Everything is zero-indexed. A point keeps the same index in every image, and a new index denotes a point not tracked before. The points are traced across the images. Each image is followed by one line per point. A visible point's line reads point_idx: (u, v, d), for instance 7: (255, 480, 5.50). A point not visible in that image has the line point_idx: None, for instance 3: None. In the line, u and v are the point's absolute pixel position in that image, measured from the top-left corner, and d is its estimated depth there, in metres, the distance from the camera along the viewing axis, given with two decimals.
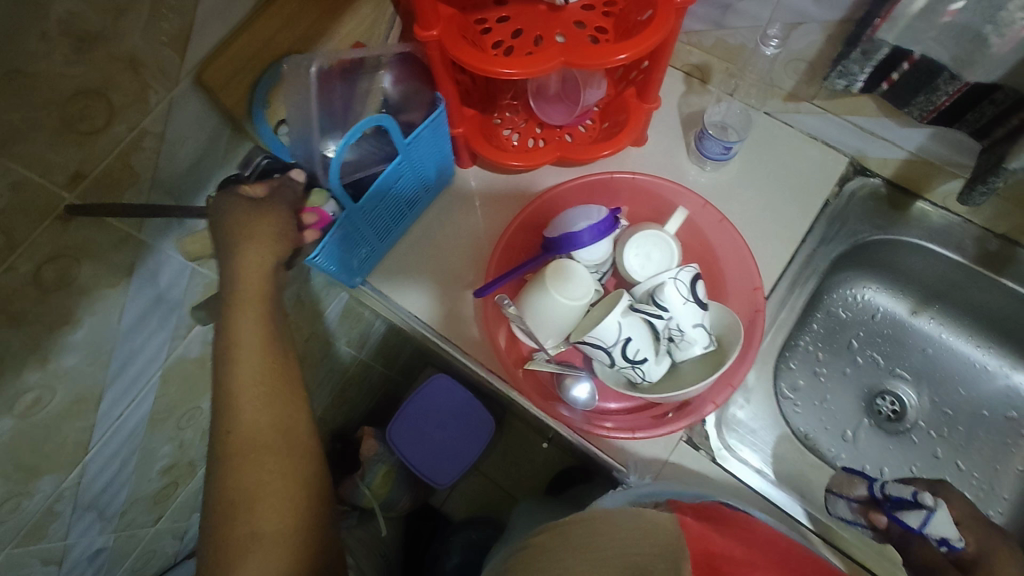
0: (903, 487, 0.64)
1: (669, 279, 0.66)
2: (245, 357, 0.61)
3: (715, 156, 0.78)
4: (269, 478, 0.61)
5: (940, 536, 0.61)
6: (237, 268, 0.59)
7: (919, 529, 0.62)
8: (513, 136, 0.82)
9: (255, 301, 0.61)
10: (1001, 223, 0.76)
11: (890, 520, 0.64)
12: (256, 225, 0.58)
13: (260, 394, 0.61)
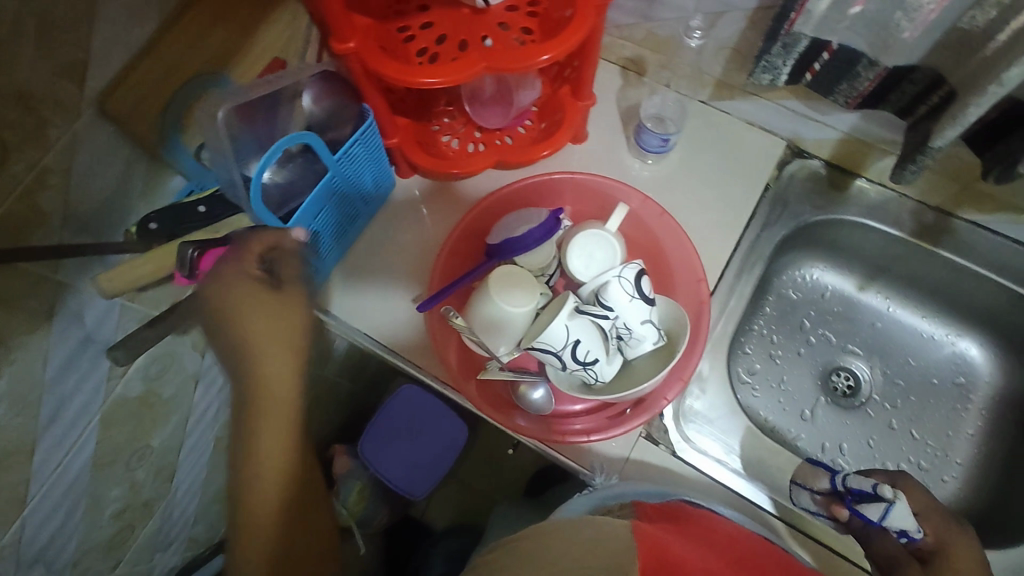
0: (863, 480, 0.65)
1: (613, 279, 0.65)
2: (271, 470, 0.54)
3: (654, 149, 0.79)
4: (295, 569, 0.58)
5: (900, 528, 0.62)
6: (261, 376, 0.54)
7: (879, 522, 0.63)
8: (453, 142, 0.80)
9: (284, 408, 0.55)
10: (935, 196, 0.78)
11: (852, 513, 0.65)
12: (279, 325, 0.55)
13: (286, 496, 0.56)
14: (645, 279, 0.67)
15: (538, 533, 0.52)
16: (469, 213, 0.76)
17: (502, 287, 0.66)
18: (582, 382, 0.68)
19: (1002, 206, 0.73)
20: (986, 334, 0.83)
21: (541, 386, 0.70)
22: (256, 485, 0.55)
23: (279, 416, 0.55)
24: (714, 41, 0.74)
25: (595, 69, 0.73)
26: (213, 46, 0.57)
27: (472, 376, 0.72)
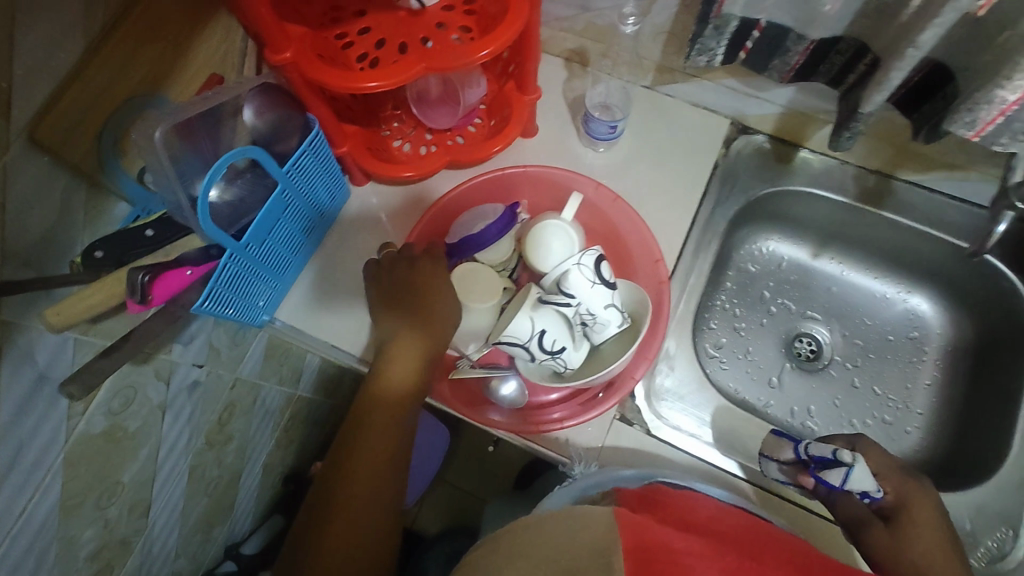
0: (823, 447, 0.67)
1: (572, 266, 0.66)
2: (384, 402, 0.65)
3: (603, 136, 0.80)
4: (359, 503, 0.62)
5: (861, 490, 0.64)
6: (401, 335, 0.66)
7: (842, 486, 0.65)
8: (405, 145, 0.81)
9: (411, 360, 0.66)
10: (873, 160, 0.81)
11: (817, 481, 0.66)
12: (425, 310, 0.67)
13: (384, 432, 0.65)
14: (604, 263, 0.67)
15: (524, 538, 0.51)
16: (428, 213, 0.77)
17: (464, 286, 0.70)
18: (554, 372, 0.69)
19: (938, 164, 0.77)
20: (934, 288, 0.87)
21: (512, 378, 0.70)
22: (368, 415, 0.65)
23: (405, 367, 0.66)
24: (653, 24, 0.75)
25: (539, 62, 0.74)
26: (142, 68, 0.57)
27: (443, 376, 0.72)
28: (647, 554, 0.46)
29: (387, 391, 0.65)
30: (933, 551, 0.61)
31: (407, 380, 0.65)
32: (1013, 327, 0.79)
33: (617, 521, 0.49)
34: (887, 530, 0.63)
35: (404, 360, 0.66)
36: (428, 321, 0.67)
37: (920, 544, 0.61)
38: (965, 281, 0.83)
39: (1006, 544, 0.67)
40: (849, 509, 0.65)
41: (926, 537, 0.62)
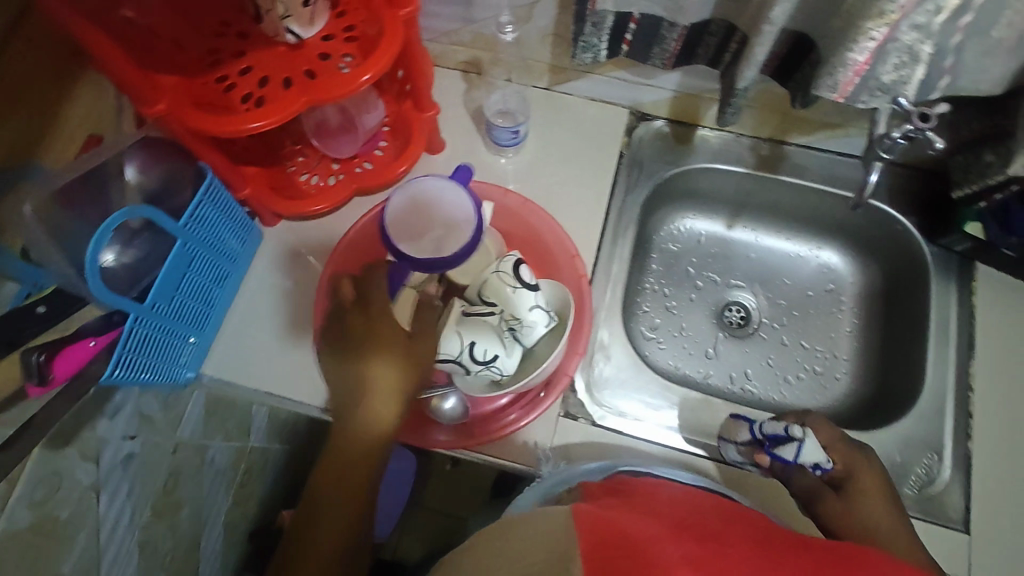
0: (775, 425, 0.69)
1: (492, 275, 0.68)
2: (364, 431, 0.64)
3: (507, 141, 0.82)
4: (340, 516, 0.64)
5: (814, 463, 0.68)
6: (379, 370, 0.63)
7: (795, 460, 0.68)
8: (312, 179, 0.79)
9: (389, 393, 0.63)
10: (765, 129, 0.85)
11: (772, 458, 0.69)
12: (394, 340, 0.64)
13: (364, 457, 0.64)
14: (525, 266, 0.69)
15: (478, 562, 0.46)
16: (342, 244, 0.77)
17: (420, 326, 0.66)
18: (492, 381, 0.69)
19: (819, 124, 0.82)
20: (839, 242, 0.92)
21: (452, 396, 0.71)
22: (345, 442, 0.64)
23: (382, 400, 0.63)
24: (538, 26, 0.77)
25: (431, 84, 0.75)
26: (6, 140, 0.52)
27: None
28: (605, 553, 0.41)
29: (369, 422, 0.64)
30: (876, 516, 0.66)
31: (390, 414, 0.64)
32: (910, 266, 0.84)
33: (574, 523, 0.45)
34: (839, 499, 0.68)
35: (382, 391, 0.63)
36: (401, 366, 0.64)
37: (866, 510, 0.66)
38: (864, 230, 0.88)
39: (933, 469, 0.72)
40: (803, 481, 0.68)
41: (869, 503, 0.67)
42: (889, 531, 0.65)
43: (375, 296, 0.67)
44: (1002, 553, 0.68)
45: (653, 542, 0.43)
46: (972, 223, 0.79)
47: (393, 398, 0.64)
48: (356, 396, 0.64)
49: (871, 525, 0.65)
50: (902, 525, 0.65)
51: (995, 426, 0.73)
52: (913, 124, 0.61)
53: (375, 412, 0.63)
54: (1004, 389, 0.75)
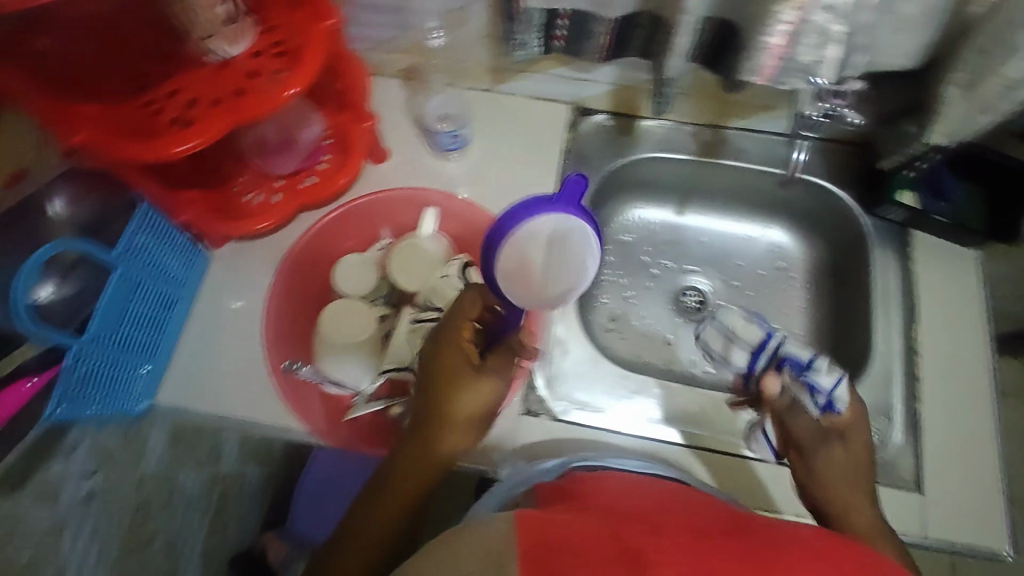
0: (803, 351, 0.68)
1: (439, 279, 0.69)
2: (426, 452, 0.59)
3: (449, 146, 0.84)
4: (380, 526, 0.59)
5: (831, 398, 0.66)
6: (451, 396, 0.59)
7: (818, 390, 0.66)
8: (257, 198, 0.78)
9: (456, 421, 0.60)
10: (705, 115, 0.87)
11: (786, 380, 0.68)
12: (471, 371, 0.59)
13: (420, 476, 0.59)
14: (473, 269, 0.69)
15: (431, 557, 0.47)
16: (291, 250, 0.74)
17: (495, 363, 0.60)
18: None
19: (756, 106, 0.85)
20: (785, 220, 0.94)
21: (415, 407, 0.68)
22: (403, 458, 0.60)
23: (451, 426, 0.59)
24: (472, 27, 0.77)
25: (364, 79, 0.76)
26: None
27: (339, 419, 0.70)
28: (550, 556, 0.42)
29: (435, 444, 0.59)
30: (848, 484, 0.64)
31: (458, 440, 0.60)
32: (853, 239, 0.87)
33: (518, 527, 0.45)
34: (817, 459, 0.66)
35: (453, 414, 0.59)
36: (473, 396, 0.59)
37: (842, 478, 0.64)
38: (807, 206, 0.91)
39: (885, 433, 0.74)
40: (799, 430, 0.67)
41: (846, 470, 0.64)
42: (855, 500, 0.63)
43: (455, 318, 0.60)
44: (954, 507, 0.71)
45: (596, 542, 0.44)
46: (906, 191, 0.81)
47: (458, 430, 0.60)
48: (422, 425, 0.60)
49: (842, 492, 0.63)
50: (869, 503, 0.63)
51: (942, 386, 0.76)
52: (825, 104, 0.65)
53: (442, 436, 0.59)
54: (948, 350, 0.78)
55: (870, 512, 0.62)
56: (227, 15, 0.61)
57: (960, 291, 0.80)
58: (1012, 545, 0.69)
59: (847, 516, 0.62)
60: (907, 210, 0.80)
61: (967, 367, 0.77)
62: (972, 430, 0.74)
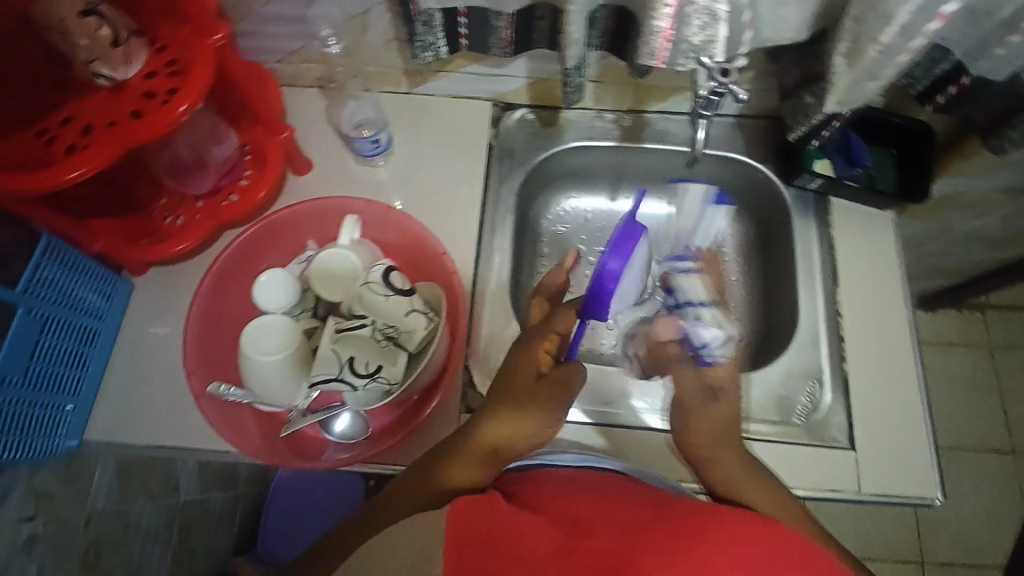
0: (701, 310, 0.76)
1: (362, 286, 0.69)
2: (442, 467, 0.61)
3: (371, 152, 0.81)
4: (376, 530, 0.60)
5: (691, 351, 0.73)
6: (489, 419, 0.62)
7: (690, 342, 0.74)
8: (177, 220, 0.76)
9: (487, 449, 0.61)
10: (623, 101, 0.88)
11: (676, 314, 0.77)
12: (519, 399, 0.64)
13: (426, 495, 0.59)
14: (396, 273, 0.70)
15: (374, 541, 0.53)
16: (218, 265, 0.73)
17: (547, 390, 0.65)
18: (384, 392, 0.68)
19: (670, 88, 0.86)
20: None
21: (349, 416, 0.71)
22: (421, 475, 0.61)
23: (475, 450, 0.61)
24: (378, 30, 0.77)
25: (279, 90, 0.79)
26: None
27: (276, 438, 0.70)
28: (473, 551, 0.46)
29: (459, 463, 0.61)
30: (721, 438, 0.64)
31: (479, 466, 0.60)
32: (777, 208, 0.89)
33: (451, 511, 0.48)
34: (700, 408, 0.67)
35: (487, 435, 0.61)
36: (516, 418, 0.63)
37: (716, 428, 0.65)
38: (731, 182, 0.92)
39: (815, 395, 0.77)
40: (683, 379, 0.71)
41: (716, 419, 0.66)
42: (726, 452, 0.63)
43: (525, 346, 0.69)
44: (886, 459, 0.73)
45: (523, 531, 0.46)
46: (819, 161, 0.83)
47: (489, 445, 0.61)
48: (460, 438, 0.63)
49: (713, 448, 0.64)
50: (738, 451, 0.64)
51: (866, 343, 0.78)
52: (715, 79, 0.62)
53: (465, 456, 0.61)
54: (869, 309, 0.80)
55: (739, 461, 0.63)
56: (112, 38, 0.58)
57: (878, 250, 0.83)
58: (942, 490, 0.72)
59: (715, 470, 0.63)
60: (822, 179, 0.81)
61: (888, 323, 0.79)
62: (897, 382, 0.77)
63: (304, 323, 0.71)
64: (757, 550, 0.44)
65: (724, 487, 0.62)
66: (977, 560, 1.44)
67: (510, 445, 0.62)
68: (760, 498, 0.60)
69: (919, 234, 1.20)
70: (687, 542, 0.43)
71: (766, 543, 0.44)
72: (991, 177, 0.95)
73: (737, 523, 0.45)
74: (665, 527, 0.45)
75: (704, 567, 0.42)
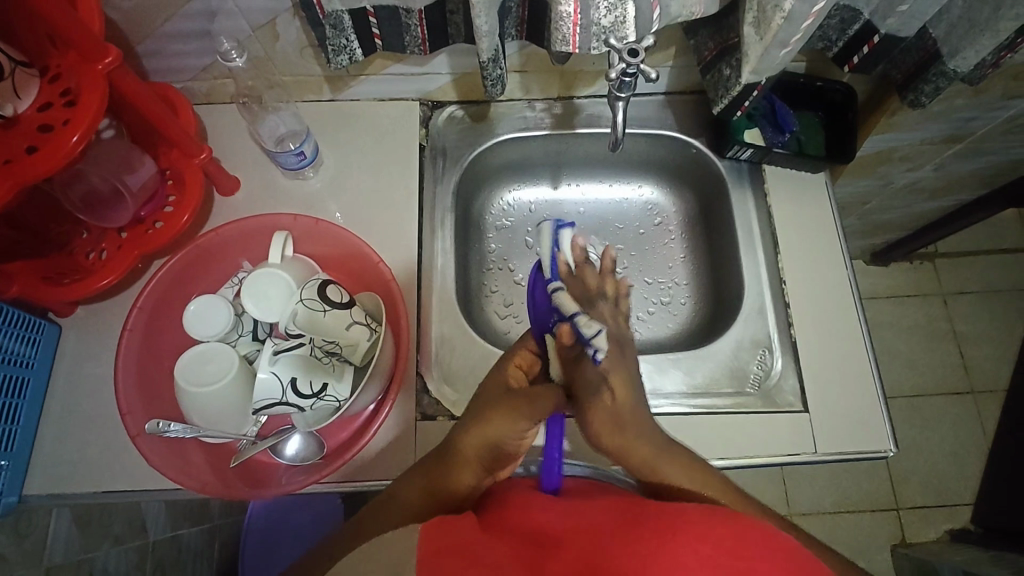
0: (568, 301, 0.66)
1: (298, 304, 0.66)
2: (430, 476, 0.59)
3: (296, 164, 0.78)
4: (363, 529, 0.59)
5: (593, 349, 0.63)
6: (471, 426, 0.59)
7: (588, 338, 0.63)
8: (99, 254, 0.73)
9: (472, 458, 0.58)
10: (551, 89, 0.87)
11: (568, 325, 0.64)
12: (496, 407, 0.59)
13: (420, 497, 0.59)
14: (333, 287, 0.68)
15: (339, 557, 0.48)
16: (144, 298, 0.70)
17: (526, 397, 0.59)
18: (335, 408, 0.67)
19: (596, 72, 0.85)
20: (654, 175, 0.96)
21: (301, 436, 0.70)
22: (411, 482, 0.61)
23: (463, 459, 0.58)
24: (289, 39, 0.75)
25: (191, 108, 0.79)
26: None
27: (227, 469, 0.68)
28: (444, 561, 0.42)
29: (444, 473, 0.59)
30: (632, 417, 0.60)
31: (467, 475, 0.58)
32: (715, 182, 0.89)
33: (420, 529, 0.45)
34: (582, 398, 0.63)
35: (469, 445, 0.58)
36: (495, 429, 0.57)
37: (621, 410, 0.61)
38: (667, 158, 0.93)
39: (766, 363, 0.78)
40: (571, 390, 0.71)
41: (622, 395, 0.62)
42: (633, 436, 0.59)
43: (510, 356, 0.67)
44: (839, 419, 0.74)
45: (498, 548, 0.44)
46: (749, 130, 0.83)
47: (478, 456, 0.57)
48: (449, 451, 0.59)
49: (628, 427, 0.60)
50: (650, 432, 0.60)
51: (810, 307, 0.79)
52: (625, 60, 0.61)
53: (452, 466, 0.58)
54: (811, 272, 0.81)
55: (654, 439, 0.59)
56: None
57: (814, 214, 0.84)
58: (894, 441, 0.73)
59: (632, 453, 0.58)
60: (752, 148, 0.82)
61: (829, 284, 0.81)
62: (842, 341, 0.78)
63: (244, 348, 0.69)
64: (729, 540, 0.40)
65: (649, 471, 0.58)
66: (948, 500, 1.49)
67: (500, 454, 0.58)
68: (680, 477, 0.57)
69: (859, 192, 1.22)
70: (655, 541, 0.41)
71: (742, 537, 0.41)
72: (918, 130, 0.97)
73: (708, 516, 0.42)
74: (635, 529, 0.42)
75: (673, 565, 0.39)
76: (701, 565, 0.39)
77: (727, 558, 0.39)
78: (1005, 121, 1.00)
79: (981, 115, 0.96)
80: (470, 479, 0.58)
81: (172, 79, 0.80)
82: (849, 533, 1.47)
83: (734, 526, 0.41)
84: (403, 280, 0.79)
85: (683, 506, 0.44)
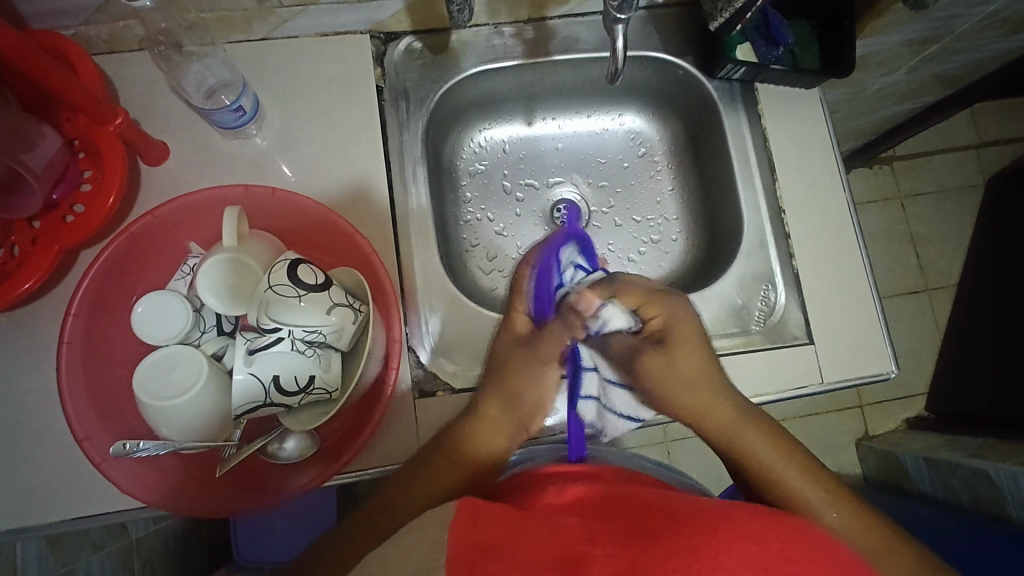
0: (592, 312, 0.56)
1: (267, 292, 0.57)
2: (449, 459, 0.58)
3: (234, 122, 0.66)
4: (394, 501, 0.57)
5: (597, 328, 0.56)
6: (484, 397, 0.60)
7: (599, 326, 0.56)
8: (12, 250, 0.62)
9: (492, 423, 0.59)
10: (521, 9, 0.76)
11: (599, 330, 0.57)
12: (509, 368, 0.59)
13: (435, 478, 0.57)
14: (304, 266, 0.59)
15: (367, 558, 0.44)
16: (77, 304, 0.60)
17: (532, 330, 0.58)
18: (326, 401, 0.60)
19: None
20: (636, 102, 0.88)
21: (290, 435, 0.62)
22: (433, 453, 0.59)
23: (480, 429, 0.59)
24: None
25: (89, 60, 0.65)
26: None
27: (213, 479, 0.62)
28: (476, 557, 0.38)
29: (468, 447, 0.58)
30: (707, 386, 0.57)
31: (495, 441, 0.59)
32: (704, 105, 0.82)
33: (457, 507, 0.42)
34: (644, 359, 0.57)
35: (488, 411, 0.59)
36: (514, 383, 0.59)
37: (683, 384, 0.56)
38: (651, 83, 0.85)
39: (770, 298, 0.76)
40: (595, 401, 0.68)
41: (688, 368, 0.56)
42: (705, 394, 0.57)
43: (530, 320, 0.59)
44: (844, 347, 0.73)
45: (529, 536, 0.40)
46: (741, 46, 0.76)
47: (500, 412, 0.59)
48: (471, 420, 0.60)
49: (701, 396, 0.57)
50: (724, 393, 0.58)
51: (809, 236, 0.76)
52: None
53: (481, 435, 0.59)
54: (811, 197, 0.77)
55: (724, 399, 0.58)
56: None
57: (810, 133, 0.79)
58: (895, 361, 0.73)
59: (702, 413, 0.57)
60: (746, 66, 0.75)
61: (830, 208, 0.77)
62: (842, 264, 0.75)
63: (210, 346, 0.61)
64: (773, 539, 0.38)
65: (721, 431, 0.58)
66: (906, 393, 1.58)
67: (522, 404, 0.59)
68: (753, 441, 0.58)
69: (834, 101, 1.18)
70: (697, 542, 0.37)
71: (785, 538, 0.38)
72: (901, 30, 0.92)
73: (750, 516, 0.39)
74: (672, 531, 0.39)
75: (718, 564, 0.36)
76: (746, 565, 0.36)
77: (774, 562, 0.37)
78: (985, 16, 0.96)
79: (964, 11, 0.91)
80: (501, 435, 0.59)
81: (59, 25, 0.65)
82: (819, 432, 1.56)
83: (788, 531, 0.39)
84: (378, 245, 0.70)
85: (724, 503, 0.42)
